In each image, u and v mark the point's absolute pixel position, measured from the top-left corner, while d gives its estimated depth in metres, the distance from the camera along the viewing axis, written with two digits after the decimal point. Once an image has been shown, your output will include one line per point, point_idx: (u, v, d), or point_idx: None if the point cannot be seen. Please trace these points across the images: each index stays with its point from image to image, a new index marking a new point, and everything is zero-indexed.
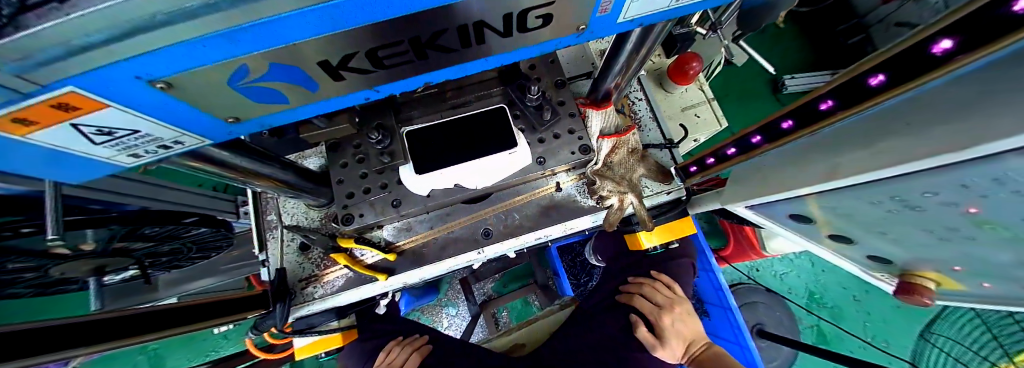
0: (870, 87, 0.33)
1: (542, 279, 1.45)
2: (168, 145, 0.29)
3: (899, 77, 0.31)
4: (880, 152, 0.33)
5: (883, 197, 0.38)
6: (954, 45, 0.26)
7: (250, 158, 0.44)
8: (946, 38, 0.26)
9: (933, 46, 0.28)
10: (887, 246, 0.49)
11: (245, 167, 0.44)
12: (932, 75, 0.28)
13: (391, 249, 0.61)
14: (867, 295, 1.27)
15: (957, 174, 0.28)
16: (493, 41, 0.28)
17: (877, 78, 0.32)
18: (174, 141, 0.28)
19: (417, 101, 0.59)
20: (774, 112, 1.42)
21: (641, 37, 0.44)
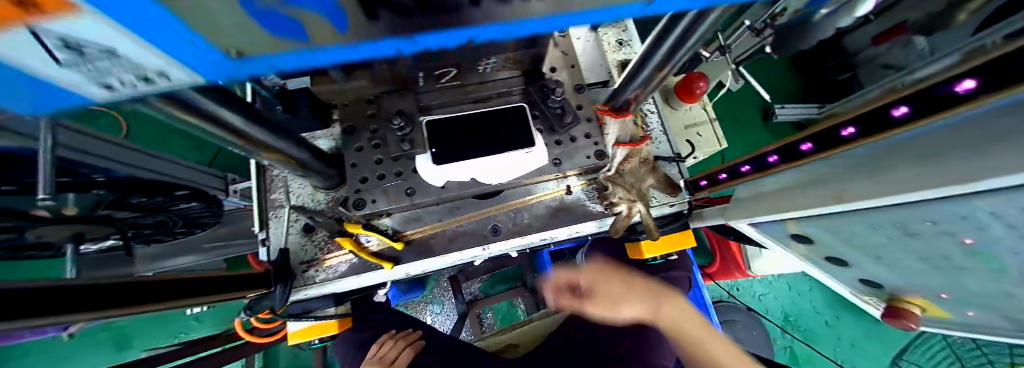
0: (895, 119, 0.34)
1: (531, 282, 1.45)
2: (152, 78, 0.19)
3: (920, 112, 0.32)
4: (885, 181, 0.36)
5: (886, 224, 0.40)
6: (976, 85, 0.27)
7: (267, 130, 0.42)
8: (968, 78, 0.27)
9: (956, 85, 0.29)
10: (880, 271, 0.52)
11: (263, 143, 0.43)
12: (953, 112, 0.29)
13: (399, 237, 0.61)
14: (838, 320, 1.31)
15: (962, 206, 0.31)
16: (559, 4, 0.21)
17: (900, 110, 0.33)
18: (161, 73, 0.19)
19: (440, 91, 0.58)
20: (765, 138, 1.49)
21: (668, 53, 0.46)
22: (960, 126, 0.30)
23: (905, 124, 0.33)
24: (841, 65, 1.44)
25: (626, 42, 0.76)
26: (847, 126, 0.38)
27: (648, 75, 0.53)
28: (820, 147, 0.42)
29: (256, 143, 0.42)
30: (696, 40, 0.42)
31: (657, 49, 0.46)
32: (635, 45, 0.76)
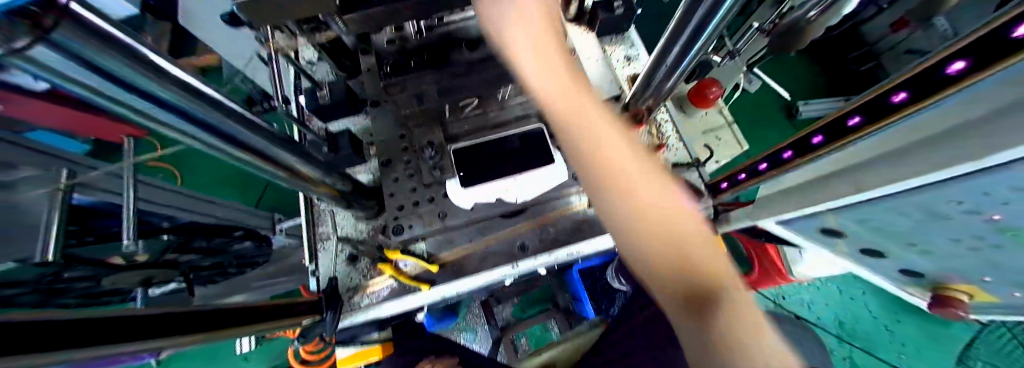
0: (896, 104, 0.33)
1: (564, 303, 1.41)
2: None
3: (919, 94, 0.31)
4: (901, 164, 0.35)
5: (910, 209, 0.39)
6: (966, 66, 0.26)
7: (316, 168, 0.49)
8: (959, 59, 0.27)
9: (949, 67, 0.28)
10: (922, 261, 0.49)
11: (302, 182, 0.50)
12: (947, 92, 0.28)
13: (434, 260, 0.64)
14: (900, 325, 1.17)
15: (982, 183, 0.30)
16: None
17: (900, 94, 0.33)
18: None
19: (463, 120, 0.63)
20: (792, 134, 1.44)
21: (676, 58, 0.50)
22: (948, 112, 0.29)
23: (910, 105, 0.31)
24: (864, 55, 1.41)
25: (634, 57, 0.80)
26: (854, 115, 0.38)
27: (659, 82, 0.59)
28: (825, 139, 0.43)
29: (299, 176, 0.47)
30: (701, 44, 0.46)
31: (663, 56, 0.51)
32: (642, 59, 0.80)
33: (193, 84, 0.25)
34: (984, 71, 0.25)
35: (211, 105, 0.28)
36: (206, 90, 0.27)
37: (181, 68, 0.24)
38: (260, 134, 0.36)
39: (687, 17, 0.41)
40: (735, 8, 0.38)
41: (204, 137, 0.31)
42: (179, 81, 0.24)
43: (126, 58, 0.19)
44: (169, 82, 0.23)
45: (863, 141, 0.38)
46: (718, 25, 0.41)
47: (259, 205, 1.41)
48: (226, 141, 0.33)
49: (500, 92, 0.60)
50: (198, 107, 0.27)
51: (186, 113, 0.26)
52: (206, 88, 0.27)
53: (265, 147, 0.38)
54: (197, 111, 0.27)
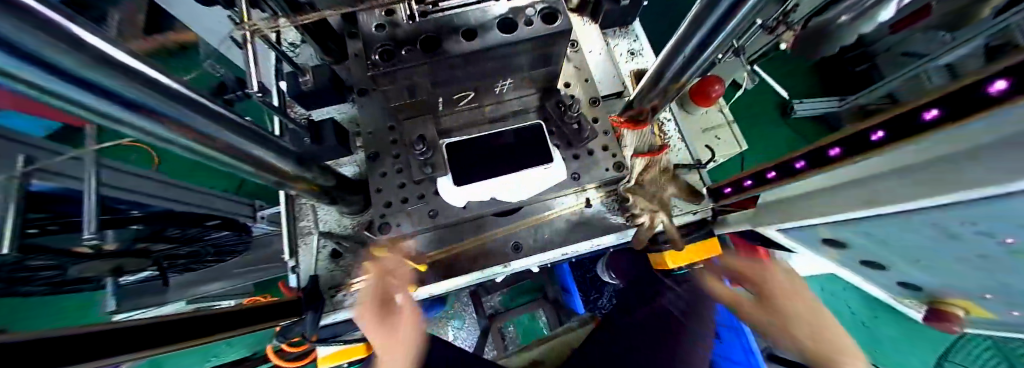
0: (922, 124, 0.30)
1: (553, 294, 1.43)
2: None
3: (950, 114, 0.28)
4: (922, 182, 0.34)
5: (920, 225, 0.39)
6: (1007, 87, 0.24)
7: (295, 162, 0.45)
8: (999, 79, 0.24)
9: (989, 87, 0.25)
10: (917, 273, 0.49)
11: (280, 176, 0.45)
12: (975, 118, 0.26)
13: (422, 259, 0.62)
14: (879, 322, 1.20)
15: (1004, 206, 0.29)
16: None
17: (929, 112, 0.30)
18: None
19: (458, 113, 0.59)
20: (785, 134, 1.45)
21: (689, 56, 0.47)
22: (966, 132, 0.27)
23: (938, 126, 0.29)
24: (860, 56, 1.41)
25: (638, 51, 0.75)
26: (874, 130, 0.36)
27: (665, 86, 0.56)
28: (849, 152, 0.39)
29: (274, 170, 0.43)
30: (716, 45, 0.43)
31: (674, 53, 0.48)
32: (647, 54, 0.76)
33: (142, 70, 0.21)
34: (1016, 97, 0.22)
35: (163, 94, 0.23)
36: (154, 76, 0.22)
37: (105, 36, 0.18)
38: (223, 122, 0.31)
39: (704, 16, 0.38)
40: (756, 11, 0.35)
41: (155, 130, 0.26)
42: (127, 69, 0.20)
43: (42, 29, 0.14)
44: (116, 71, 0.19)
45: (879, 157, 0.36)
46: (733, 29, 0.38)
47: (238, 190, 1.34)
48: (183, 133, 0.28)
49: (498, 86, 0.55)
50: (149, 98, 0.22)
51: (137, 104, 0.22)
52: (155, 73, 0.22)
53: (230, 138, 0.33)
54: (150, 102, 0.23)
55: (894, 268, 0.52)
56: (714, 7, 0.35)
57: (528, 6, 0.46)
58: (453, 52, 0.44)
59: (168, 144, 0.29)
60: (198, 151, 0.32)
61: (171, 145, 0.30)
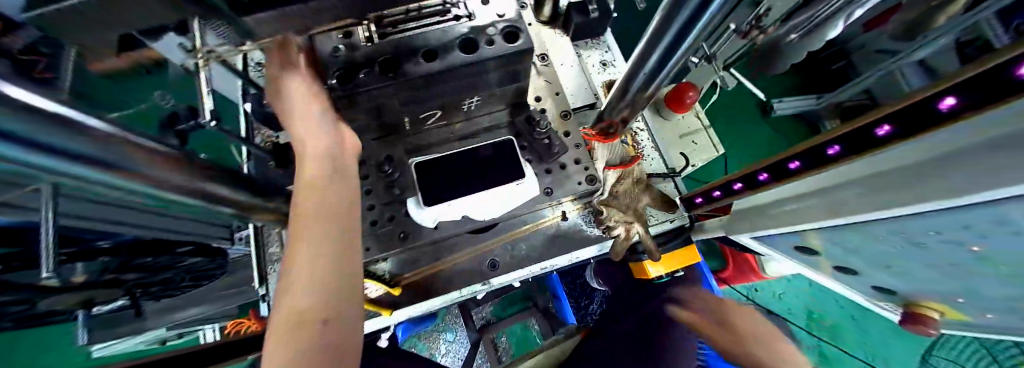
0: (878, 139, 0.31)
1: (543, 303, 1.40)
2: None
3: (908, 127, 0.28)
4: (887, 190, 0.34)
5: (888, 234, 0.39)
6: (959, 102, 0.24)
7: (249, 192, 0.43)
8: (949, 95, 0.24)
9: (938, 102, 0.25)
10: (890, 278, 0.50)
11: (239, 205, 0.43)
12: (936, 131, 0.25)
13: (396, 282, 0.60)
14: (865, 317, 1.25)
15: (968, 215, 0.29)
16: None
17: (883, 128, 0.30)
18: None
19: (426, 132, 0.59)
20: (767, 133, 1.48)
21: (654, 70, 0.47)
22: (929, 144, 0.27)
23: (898, 139, 0.29)
24: (834, 55, 1.45)
25: (610, 62, 0.76)
26: (831, 144, 0.36)
27: (633, 96, 0.55)
28: (812, 165, 0.39)
29: (228, 201, 0.41)
30: (683, 53, 0.42)
31: (639, 67, 0.48)
32: (619, 64, 0.76)
33: (82, 120, 0.20)
34: (980, 110, 0.22)
35: (104, 140, 0.22)
36: (94, 123, 0.21)
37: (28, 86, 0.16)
38: (164, 159, 0.29)
39: (666, 29, 0.38)
40: (717, 20, 0.35)
41: (91, 175, 0.24)
42: (69, 122, 0.19)
43: None
44: (61, 127, 0.18)
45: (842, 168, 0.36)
46: (697, 37, 0.38)
47: None
48: (122, 175, 0.26)
49: (466, 103, 0.55)
50: (91, 148, 0.21)
51: (75, 155, 0.21)
52: (93, 120, 0.21)
53: (175, 175, 0.31)
54: (90, 151, 0.22)
55: (866, 272, 0.52)
56: (676, 18, 0.35)
57: (489, 25, 0.45)
58: (414, 73, 0.43)
59: (103, 185, 0.27)
60: (150, 187, 0.31)
61: (115, 185, 0.28)
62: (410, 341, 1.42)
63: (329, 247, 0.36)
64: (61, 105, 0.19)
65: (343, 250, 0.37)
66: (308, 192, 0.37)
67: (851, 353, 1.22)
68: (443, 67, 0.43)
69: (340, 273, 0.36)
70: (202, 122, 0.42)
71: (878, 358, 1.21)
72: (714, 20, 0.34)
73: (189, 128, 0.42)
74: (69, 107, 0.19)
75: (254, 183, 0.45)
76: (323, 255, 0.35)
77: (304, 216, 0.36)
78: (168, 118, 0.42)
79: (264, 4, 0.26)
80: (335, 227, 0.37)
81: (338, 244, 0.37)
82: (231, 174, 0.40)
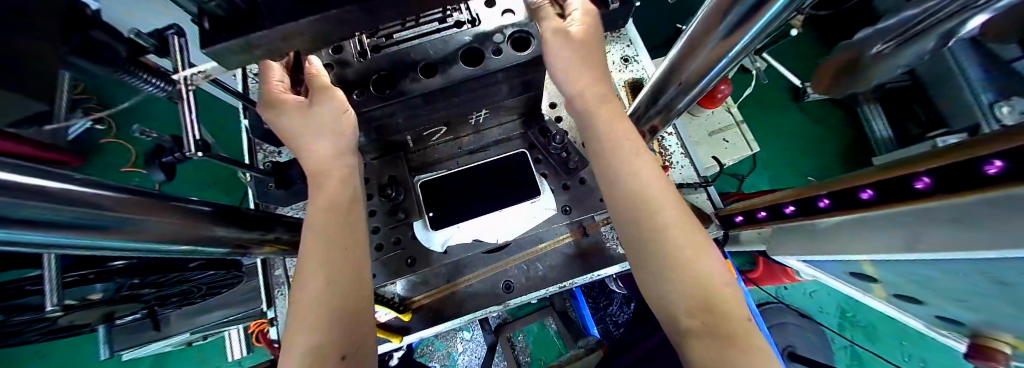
0: (986, 178, 0.23)
1: (561, 306, 1.24)
2: None
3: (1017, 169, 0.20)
4: (955, 226, 0.27)
5: (969, 272, 0.32)
6: None
7: (232, 225, 0.40)
8: None
9: None
10: (963, 314, 0.41)
11: (234, 237, 0.42)
12: None
13: (406, 306, 0.58)
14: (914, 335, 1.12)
15: None
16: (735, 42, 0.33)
17: (992, 164, 0.22)
18: None
19: (434, 148, 0.55)
20: (801, 121, 1.37)
21: (692, 75, 0.41)
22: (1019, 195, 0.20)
23: (989, 187, 0.22)
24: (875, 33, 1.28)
25: (632, 58, 0.69)
26: (920, 174, 0.28)
27: (664, 103, 0.49)
28: (890, 197, 0.32)
29: (218, 236, 0.39)
30: (734, 55, 0.36)
31: (673, 72, 0.42)
32: (643, 60, 0.69)
33: (28, 184, 0.19)
34: None
35: (60, 202, 0.21)
36: (41, 186, 0.20)
37: None
38: (131, 204, 0.27)
39: (707, 32, 0.32)
40: (776, 23, 0.29)
41: (31, 238, 0.22)
42: (2, 186, 0.17)
43: None
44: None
45: (924, 205, 0.28)
46: (750, 41, 0.32)
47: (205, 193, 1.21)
48: (74, 232, 0.24)
49: (474, 117, 0.51)
50: (42, 210, 0.20)
51: (14, 219, 0.19)
52: (42, 181, 0.20)
53: (147, 220, 0.29)
54: (35, 214, 0.20)
55: (932, 303, 0.44)
56: (722, 22, 0.30)
57: (495, 33, 0.42)
58: (412, 91, 0.40)
59: (54, 247, 0.26)
60: (114, 240, 0.28)
61: (59, 244, 0.25)
62: (426, 341, 1.42)
63: (344, 267, 0.36)
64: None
65: (357, 279, 0.36)
66: (320, 220, 0.37)
67: (885, 355, 1.12)
68: (444, 82, 0.40)
69: (353, 302, 0.35)
70: (186, 153, 0.40)
71: (917, 355, 1.10)
72: (774, 21, 0.29)
73: (173, 160, 0.42)
74: (11, 173, 0.18)
75: (244, 216, 0.43)
76: (335, 286, 0.34)
77: (315, 251, 0.36)
78: (154, 151, 0.41)
79: (227, 33, 0.24)
80: (345, 255, 0.36)
81: (351, 271, 0.36)
82: (212, 209, 0.38)
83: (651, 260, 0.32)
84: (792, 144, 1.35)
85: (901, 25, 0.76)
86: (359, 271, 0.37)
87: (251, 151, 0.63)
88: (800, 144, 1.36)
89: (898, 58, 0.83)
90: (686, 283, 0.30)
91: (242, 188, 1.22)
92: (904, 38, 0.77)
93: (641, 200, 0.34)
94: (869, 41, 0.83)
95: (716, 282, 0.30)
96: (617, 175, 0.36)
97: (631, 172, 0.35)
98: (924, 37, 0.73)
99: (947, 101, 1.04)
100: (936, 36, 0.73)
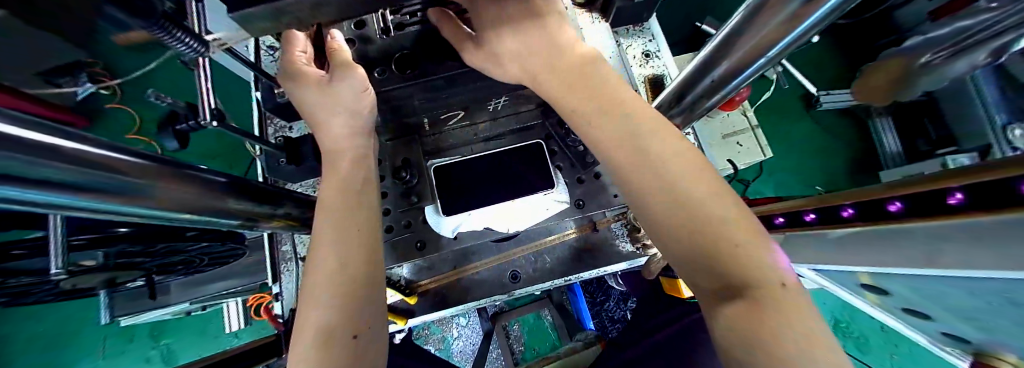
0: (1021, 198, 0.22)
1: (559, 298, 1.27)
2: None
3: None
4: (988, 244, 0.26)
5: (989, 294, 0.31)
6: None
7: (242, 198, 0.39)
8: None
9: None
10: (969, 331, 0.42)
11: (245, 211, 0.41)
12: None
13: (412, 290, 0.58)
14: (909, 356, 1.13)
15: None
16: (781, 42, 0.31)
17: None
18: None
19: (449, 134, 0.54)
20: (812, 129, 1.36)
21: (725, 74, 0.39)
22: None
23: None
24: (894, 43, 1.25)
25: (654, 54, 0.67)
26: (954, 190, 0.27)
27: (689, 102, 0.48)
28: (917, 210, 0.31)
29: (227, 209, 0.38)
30: (770, 57, 0.34)
31: (702, 71, 0.41)
32: (665, 56, 0.67)
33: (43, 142, 0.18)
34: None
35: (74, 164, 0.20)
36: (49, 144, 0.19)
37: None
38: (145, 170, 0.26)
39: (744, 34, 0.31)
40: (817, 28, 0.28)
41: (45, 198, 0.22)
42: (15, 141, 0.16)
43: None
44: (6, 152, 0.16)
45: (955, 222, 0.28)
46: (787, 45, 0.31)
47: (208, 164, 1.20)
48: (86, 195, 0.23)
49: (492, 103, 0.50)
50: (54, 170, 0.19)
51: (30, 178, 0.19)
52: (47, 138, 0.19)
53: (157, 187, 0.28)
54: (49, 174, 0.20)
55: (940, 319, 0.45)
56: (761, 26, 0.29)
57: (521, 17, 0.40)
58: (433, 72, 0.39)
59: (70, 208, 0.25)
60: (126, 205, 0.27)
61: (68, 204, 0.24)
62: (422, 324, 1.43)
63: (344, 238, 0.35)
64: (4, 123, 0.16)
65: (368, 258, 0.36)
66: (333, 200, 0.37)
67: (874, 367, 1.14)
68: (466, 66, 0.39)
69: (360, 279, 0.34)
70: (200, 122, 0.39)
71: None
72: (816, 26, 0.28)
73: (187, 129, 0.41)
74: (20, 127, 0.17)
75: (256, 190, 0.42)
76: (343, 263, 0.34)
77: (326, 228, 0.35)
78: (168, 117, 0.41)
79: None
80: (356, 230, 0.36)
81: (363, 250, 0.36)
82: (226, 181, 0.37)
83: (669, 245, 0.30)
84: (802, 152, 1.35)
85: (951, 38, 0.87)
86: (371, 249, 0.36)
87: (261, 124, 0.62)
88: (809, 153, 1.35)
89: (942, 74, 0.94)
90: (698, 252, 0.28)
91: (246, 161, 1.21)
92: (953, 50, 0.87)
93: (664, 191, 0.30)
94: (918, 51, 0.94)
95: (732, 246, 0.27)
96: (638, 170, 0.32)
97: (654, 166, 0.31)
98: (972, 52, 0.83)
99: (961, 118, 1.03)
100: (987, 49, 0.81)
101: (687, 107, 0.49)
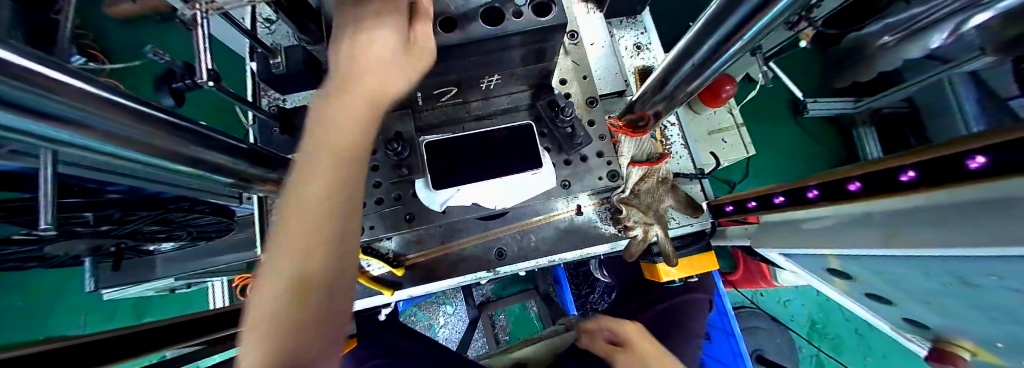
0: (968, 172, 0.25)
1: (545, 289, 1.31)
2: None
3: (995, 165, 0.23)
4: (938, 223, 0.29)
5: (940, 273, 0.34)
6: (987, 162, 0.24)
7: (235, 159, 0.40)
8: (978, 154, 0.24)
9: (969, 159, 0.25)
10: (927, 314, 0.45)
11: (239, 171, 0.42)
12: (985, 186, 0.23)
13: (399, 263, 0.60)
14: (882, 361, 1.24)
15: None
16: (755, 32, 0.33)
17: (974, 160, 0.24)
18: None
19: (441, 111, 0.56)
20: (798, 134, 1.40)
21: (705, 60, 0.41)
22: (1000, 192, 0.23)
23: (973, 180, 0.25)
24: None
25: (645, 46, 0.70)
26: (907, 168, 0.31)
27: (670, 92, 0.50)
28: (875, 189, 0.34)
29: (220, 167, 0.39)
30: (743, 44, 0.36)
31: (684, 58, 0.43)
32: (654, 48, 0.69)
33: (63, 77, 0.19)
34: (998, 176, 0.23)
35: (80, 99, 0.21)
36: (66, 78, 0.19)
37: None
38: (143, 119, 0.27)
39: (721, 23, 0.33)
40: (784, 16, 0.30)
41: (56, 134, 0.23)
42: (30, 68, 0.17)
43: None
44: (22, 81, 0.17)
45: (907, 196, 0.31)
46: (758, 32, 0.33)
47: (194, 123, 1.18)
48: (89, 136, 0.25)
49: (484, 82, 0.51)
50: (61, 103, 0.20)
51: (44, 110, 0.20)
52: (62, 74, 0.19)
53: (155, 136, 0.29)
54: (61, 108, 0.21)
55: (900, 304, 0.48)
56: (730, 18, 0.31)
57: None
58: None
59: (69, 146, 0.26)
60: (129, 148, 0.28)
61: (72, 143, 0.25)
62: (409, 311, 1.45)
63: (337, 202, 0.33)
64: (33, 54, 0.17)
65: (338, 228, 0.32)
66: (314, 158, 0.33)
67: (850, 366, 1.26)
68: (461, 39, 0.37)
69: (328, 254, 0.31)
70: (197, 81, 0.39)
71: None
72: (782, 15, 0.30)
73: (183, 87, 0.42)
74: (51, 63, 0.19)
75: (252, 152, 0.43)
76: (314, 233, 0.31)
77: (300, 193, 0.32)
78: (165, 75, 0.41)
79: None
80: (331, 194, 0.32)
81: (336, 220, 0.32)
82: (222, 139, 0.38)
83: None
84: (787, 156, 1.39)
85: (901, 23, 0.92)
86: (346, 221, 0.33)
87: (255, 94, 0.63)
88: (794, 157, 1.39)
89: (900, 53, 0.97)
90: None
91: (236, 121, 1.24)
92: (906, 34, 0.92)
93: None
94: (879, 33, 0.99)
95: None
96: None
97: None
98: (927, 31, 0.87)
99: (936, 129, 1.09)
100: (942, 31, 0.84)
101: (676, 93, 0.50)
